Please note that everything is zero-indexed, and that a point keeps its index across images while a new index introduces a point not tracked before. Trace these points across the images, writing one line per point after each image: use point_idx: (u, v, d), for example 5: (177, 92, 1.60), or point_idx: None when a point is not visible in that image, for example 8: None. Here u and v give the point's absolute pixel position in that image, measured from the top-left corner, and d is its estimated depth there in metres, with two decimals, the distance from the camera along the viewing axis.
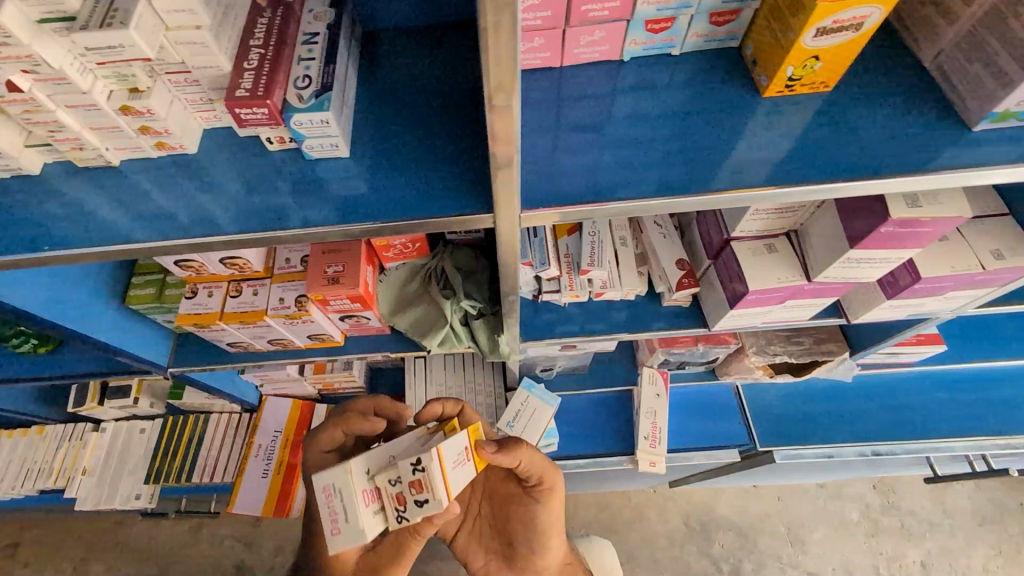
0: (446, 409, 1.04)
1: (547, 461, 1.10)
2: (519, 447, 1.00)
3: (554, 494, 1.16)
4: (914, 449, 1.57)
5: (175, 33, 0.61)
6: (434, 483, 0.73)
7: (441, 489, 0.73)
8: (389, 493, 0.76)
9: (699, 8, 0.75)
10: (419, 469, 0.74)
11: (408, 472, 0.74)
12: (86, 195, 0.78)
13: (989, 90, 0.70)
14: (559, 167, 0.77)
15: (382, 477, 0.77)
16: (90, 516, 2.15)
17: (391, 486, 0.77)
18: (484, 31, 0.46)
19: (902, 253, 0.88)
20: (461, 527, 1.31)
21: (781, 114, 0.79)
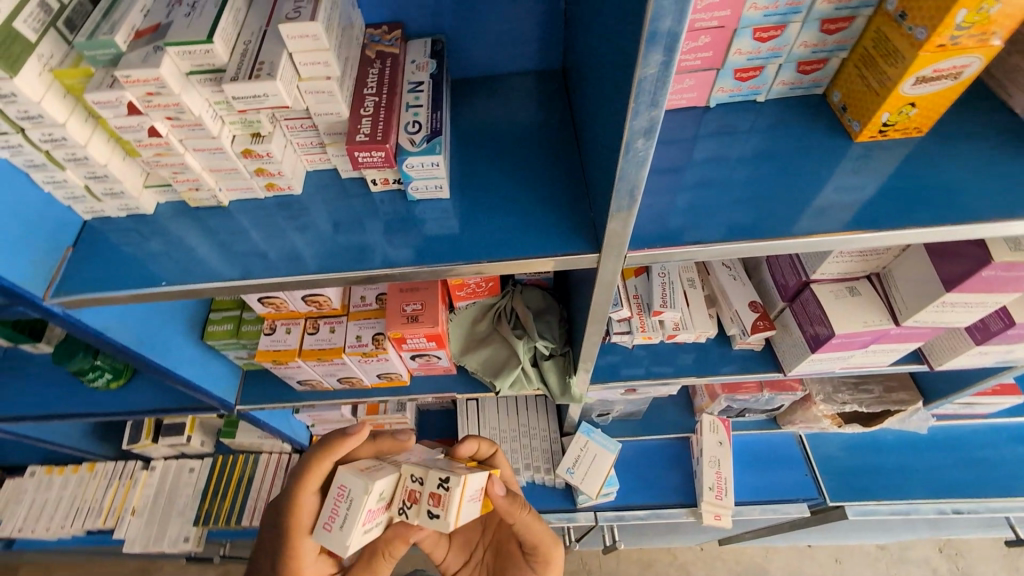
0: (481, 450, 1.01)
1: (546, 530, 1.02)
2: (524, 511, 0.97)
3: (550, 565, 1.04)
4: (996, 508, 1.47)
5: (307, 84, 0.65)
6: (452, 503, 0.75)
7: (452, 513, 0.75)
8: (405, 486, 0.80)
9: (789, 57, 0.76)
10: (443, 484, 0.76)
11: (431, 485, 0.77)
12: (193, 233, 0.82)
13: None
14: (651, 208, 0.77)
15: (407, 473, 0.81)
16: (122, 560, 2.10)
17: (409, 481, 0.81)
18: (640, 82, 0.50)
19: (999, 297, 0.83)
20: (461, 567, 1.16)
21: (874, 159, 0.77)
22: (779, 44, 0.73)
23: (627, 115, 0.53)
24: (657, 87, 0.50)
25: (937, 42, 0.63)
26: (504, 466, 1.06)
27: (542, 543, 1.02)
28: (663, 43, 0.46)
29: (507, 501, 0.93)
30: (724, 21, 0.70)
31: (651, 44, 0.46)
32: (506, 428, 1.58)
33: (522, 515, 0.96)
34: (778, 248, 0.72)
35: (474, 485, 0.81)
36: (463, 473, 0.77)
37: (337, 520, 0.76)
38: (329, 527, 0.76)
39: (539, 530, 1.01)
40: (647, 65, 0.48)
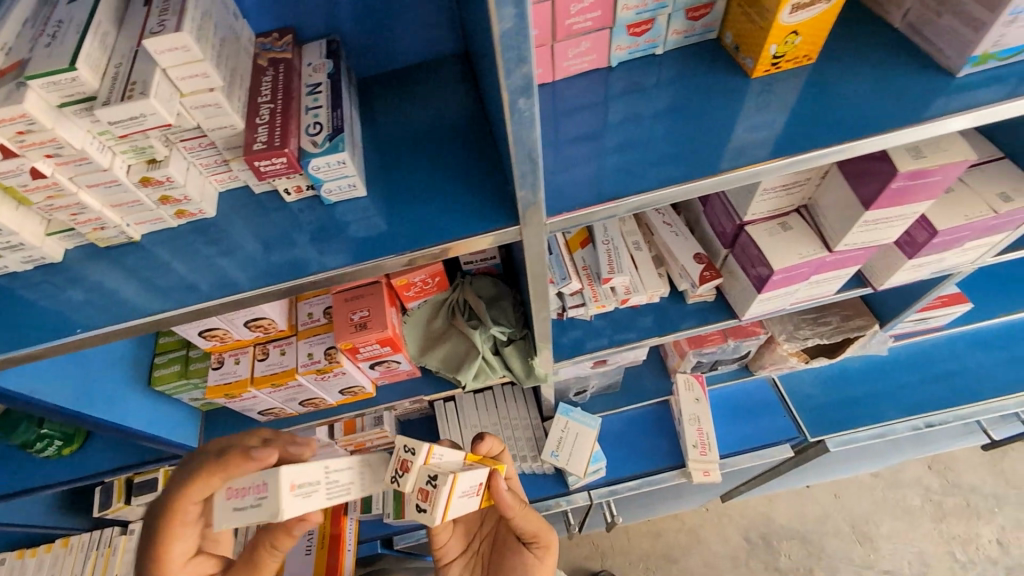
0: (492, 449, 1.02)
1: (543, 518, 1.03)
2: (526, 511, 0.99)
3: (547, 554, 1.06)
4: (964, 415, 1.54)
5: (191, 98, 0.63)
6: (437, 500, 0.75)
7: (442, 512, 0.75)
8: (397, 455, 0.79)
9: (675, 6, 0.76)
10: (432, 481, 0.76)
11: (420, 481, 0.77)
12: (110, 274, 0.79)
13: (964, 36, 0.67)
14: (568, 175, 0.77)
15: (400, 445, 0.79)
16: None
17: (402, 451, 0.79)
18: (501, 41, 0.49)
19: (916, 207, 0.84)
20: (457, 556, 1.15)
21: (774, 92, 0.78)
22: None
23: (501, 76, 0.52)
24: (520, 41, 0.49)
25: None
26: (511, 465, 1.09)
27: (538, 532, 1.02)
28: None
29: (512, 496, 0.93)
30: None
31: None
32: (488, 423, 1.56)
33: (523, 510, 0.97)
34: (695, 190, 0.74)
35: (469, 483, 0.80)
36: (452, 472, 0.76)
37: (239, 507, 0.67)
38: (233, 499, 0.68)
39: (534, 522, 1.01)
40: (503, 19, 0.48)
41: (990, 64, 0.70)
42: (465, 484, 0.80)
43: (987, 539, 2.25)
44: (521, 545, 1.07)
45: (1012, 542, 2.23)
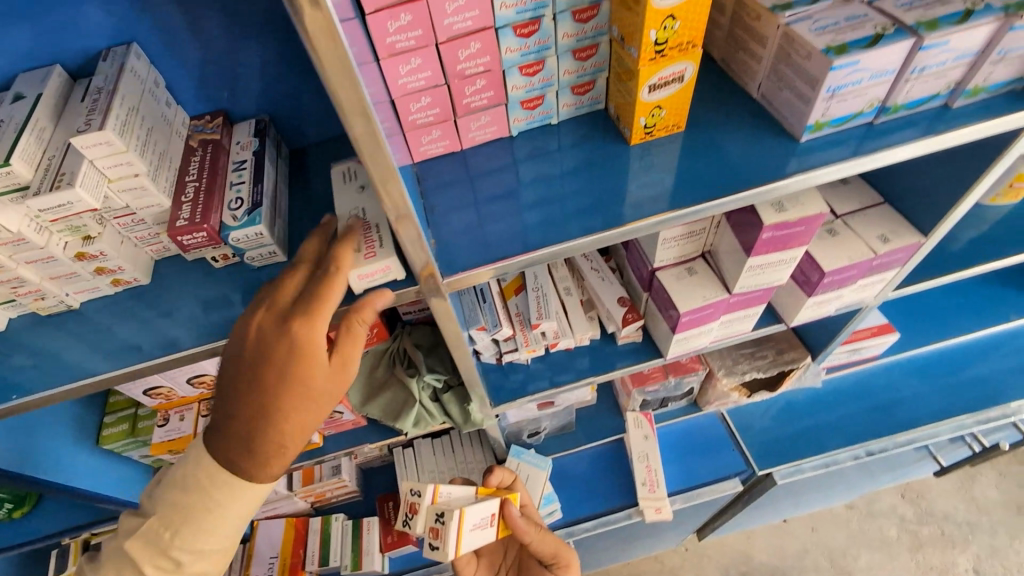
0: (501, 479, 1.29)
1: (560, 539, 1.24)
2: (541, 532, 1.21)
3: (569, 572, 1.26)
4: (902, 441, 1.58)
5: (118, 183, 0.71)
6: (446, 535, 1.05)
7: (451, 544, 1.05)
8: (407, 498, 1.14)
9: (560, 84, 0.86)
10: (441, 521, 1.06)
11: (431, 520, 1.09)
12: (51, 341, 0.85)
13: (799, 109, 0.77)
14: (472, 235, 0.85)
15: (408, 489, 1.14)
16: None
17: (410, 495, 1.14)
18: (356, 141, 0.56)
19: (795, 251, 0.92)
20: None
21: (654, 154, 0.87)
22: (545, 75, 0.83)
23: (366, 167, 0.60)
24: (375, 143, 0.56)
25: (648, 56, 0.72)
26: (523, 493, 1.32)
27: (559, 551, 1.24)
28: (354, 108, 0.53)
29: (526, 522, 1.19)
30: (488, 66, 0.80)
31: (348, 111, 0.53)
32: (444, 468, 1.58)
33: (535, 532, 1.20)
34: (575, 248, 0.82)
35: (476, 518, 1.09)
36: (454, 511, 1.05)
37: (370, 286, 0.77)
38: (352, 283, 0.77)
39: (552, 542, 1.23)
40: (353, 128, 0.55)
41: (826, 131, 0.80)
42: (472, 517, 1.09)
43: (964, 568, 2.24)
44: (545, 568, 1.27)
45: (988, 570, 2.23)
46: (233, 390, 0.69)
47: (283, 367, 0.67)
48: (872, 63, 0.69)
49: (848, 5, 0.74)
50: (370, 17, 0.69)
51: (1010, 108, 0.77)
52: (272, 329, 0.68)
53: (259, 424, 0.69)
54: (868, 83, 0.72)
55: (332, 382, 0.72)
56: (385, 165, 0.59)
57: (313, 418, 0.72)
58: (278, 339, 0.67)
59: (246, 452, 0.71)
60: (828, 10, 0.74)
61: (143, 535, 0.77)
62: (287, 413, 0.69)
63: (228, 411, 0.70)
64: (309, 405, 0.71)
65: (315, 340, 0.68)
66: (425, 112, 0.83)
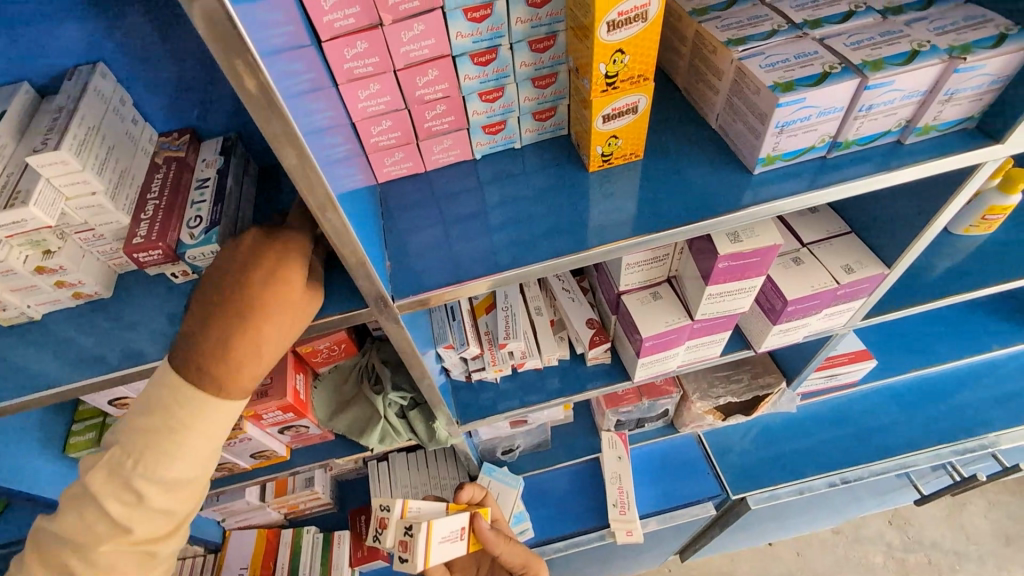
0: (473, 494, 1.29)
1: (529, 551, 1.23)
2: (510, 544, 1.21)
3: None
4: (878, 470, 1.56)
5: (74, 201, 0.72)
6: (415, 547, 1.05)
7: (420, 555, 1.05)
8: (377, 514, 1.12)
9: (521, 110, 0.86)
10: (410, 534, 1.06)
11: (400, 533, 1.08)
12: (12, 351, 0.86)
13: (752, 142, 0.77)
14: (428, 257, 0.86)
15: (377, 504, 1.13)
16: None
17: (380, 510, 1.12)
18: (292, 170, 0.57)
19: (753, 281, 0.92)
20: None
21: (613, 181, 0.87)
22: (506, 101, 0.84)
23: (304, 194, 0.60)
24: (310, 172, 0.58)
25: (599, 89, 0.72)
26: (494, 507, 1.32)
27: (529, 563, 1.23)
28: (287, 139, 0.54)
29: (495, 535, 1.18)
30: (447, 92, 0.80)
31: (280, 143, 0.54)
32: (418, 483, 1.57)
33: (505, 545, 1.19)
34: (527, 274, 0.82)
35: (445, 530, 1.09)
36: (422, 523, 1.06)
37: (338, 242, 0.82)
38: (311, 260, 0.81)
39: (523, 553, 1.23)
40: (287, 158, 0.56)
41: (779, 164, 0.80)
42: (440, 530, 1.09)
43: None
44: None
45: None
46: (209, 296, 0.66)
47: (267, 272, 0.67)
48: (818, 101, 0.70)
49: (800, 42, 0.75)
50: (325, 44, 0.70)
51: (961, 146, 0.78)
52: (259, 242, 0.69)
53: (236, 327, 0.65)
54: (817, 119, 0.73)
55: (309, 301, 0.72)
56: (323, 192, 0.60)
57: (289, 331, 0.70)
58: (267, 248, 0.69)
59: (217, 360, 0.66)
60: (780, 46, 0.74)
61: (106, 466, 0.70)
62: (265, 317, 0.67)
63: (200, 322, 0.66)
64: (286, 315, 0.69)
65: (298, 255, 0.70)
66: (386, 135, 0.84)
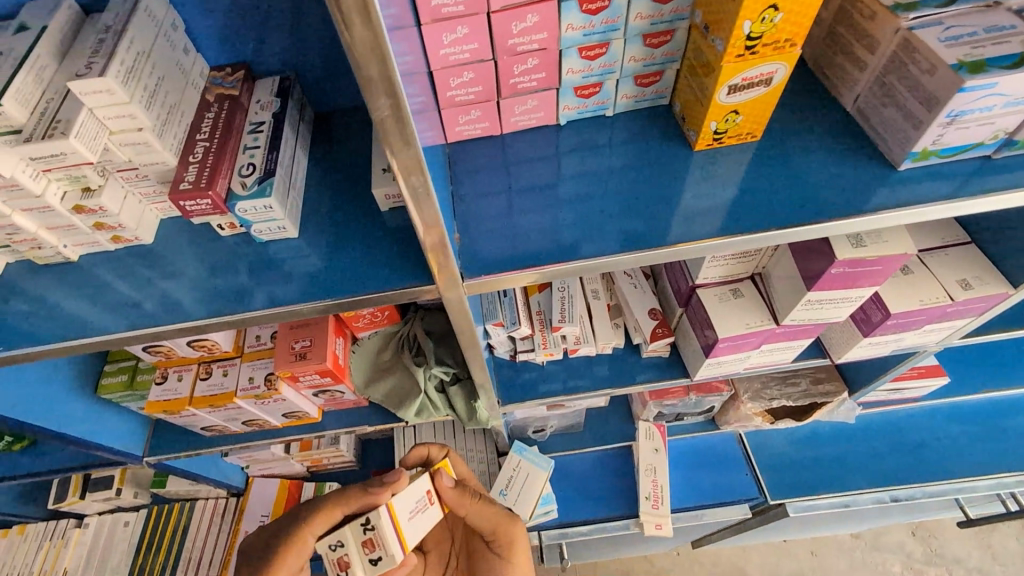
0: (431, 452, 1.09)
1: (502, 512, 1.06)
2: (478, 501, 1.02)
3: (512, 551, 1.08)
4: (934, 492, 1.46)
5: (119, 136, 0.64)
6: (384, 538, 0.80)
7: (394, 544, 0.81)
8: (332, 558, 0.83)
9: (622, 72, 0.74)
10: (369, 528, 0.81)
11: (359, 535, 0.82)
12: (47, 292, 0.80)
13: (906, 132, 0.64)
14: (501, 231, 0.76)
15: (325, 547, 0.84)
16: None
17: (333, 551, 0.83)
18: (382, 124, 0.48)
19: (862, 291, 0.80)
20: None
21: (718, 165, 0.75)
22: (608, 60, 0.72)
23: (388, 154, 0.51)
24: (401, 127, 0.48)
25: (735, 52, 0.60)
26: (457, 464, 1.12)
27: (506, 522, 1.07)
28: (381, 85, 0.44)
29: (464, 493, 0.99)
30: (544, 44, 0.69)
31: (373, 88, 0.44)
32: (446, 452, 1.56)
33: (472, 502, 1.00)
34: (618, 263, 0.71)
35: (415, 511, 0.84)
36: (380, 506, 0.82)
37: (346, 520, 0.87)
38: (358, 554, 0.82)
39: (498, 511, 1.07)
40: (378, 109, 0.46)
41: (932, 160, 0.68)
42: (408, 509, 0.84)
43: None
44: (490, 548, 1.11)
45: None
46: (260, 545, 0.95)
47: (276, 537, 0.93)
48: (1010, 88, 0.57)
49: (987, 13, 0.61)
50: None
51: None
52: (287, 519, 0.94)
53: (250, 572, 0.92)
54: (998, 111, 0.60)
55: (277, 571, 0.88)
56: (411, 151, 0.51)
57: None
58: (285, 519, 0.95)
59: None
60: (962, 16, 0.61)
61: None
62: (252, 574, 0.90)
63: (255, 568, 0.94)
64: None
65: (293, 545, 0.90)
66: (466, 89, 0.73)
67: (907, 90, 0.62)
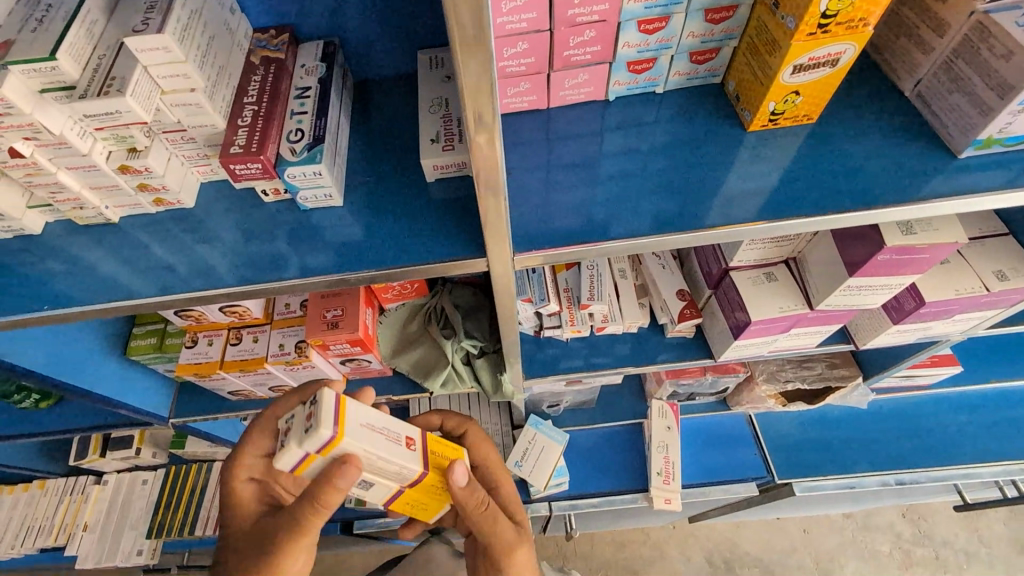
0: (450, 425, 0.97)
1: (508, 535, 0.81)
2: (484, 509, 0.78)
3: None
4: (938, 477, 1.50)
5: (171, 96, 0.63)
6: (322, 401, 0.62)
7: (326, 415, 0.61)
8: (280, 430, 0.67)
9: (679, 48, 0.73)
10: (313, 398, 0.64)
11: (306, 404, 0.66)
12: (87, 252, 0.79)
13: (971, 118, 0.64)
14: (549, 206, 0.75)
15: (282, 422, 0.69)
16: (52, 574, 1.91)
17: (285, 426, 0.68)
18: (465, 88, 0.47)
19: (902, 279, 0.82)
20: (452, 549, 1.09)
21: (770, 147, 0.75)
22: (666, 35, 0.70)
23: (466, 120, 0.51)
24: (482, 93, 0.48)
25: (807, 30, 0.59)
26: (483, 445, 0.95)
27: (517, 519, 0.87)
28: (471, 48, 0.44)
29: (473, 496, 0.76)
30: (605, 15, 0.67)
31: (465, 52, 0.44)
32: None
33: (480, 510, 0.77)
34: (654, 246, 0.71)
35: (384, 442, 0.66)
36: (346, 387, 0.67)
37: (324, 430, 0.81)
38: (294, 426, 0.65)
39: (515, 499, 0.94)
40: (466, 73, 0.46)
41: (994, 149, 0.67)
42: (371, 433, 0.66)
43: None
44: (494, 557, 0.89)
45: None
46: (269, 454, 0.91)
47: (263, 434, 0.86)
48: None
49: None
50: None
51: None
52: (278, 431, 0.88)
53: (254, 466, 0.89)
54: None
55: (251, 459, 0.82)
56: (487, 117, 0.50)
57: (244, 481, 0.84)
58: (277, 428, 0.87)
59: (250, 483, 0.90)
60: None
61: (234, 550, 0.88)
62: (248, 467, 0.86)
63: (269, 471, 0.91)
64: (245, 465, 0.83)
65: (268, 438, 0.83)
66: (519, 60, 0.72)
67: (979, 75, 0.63)
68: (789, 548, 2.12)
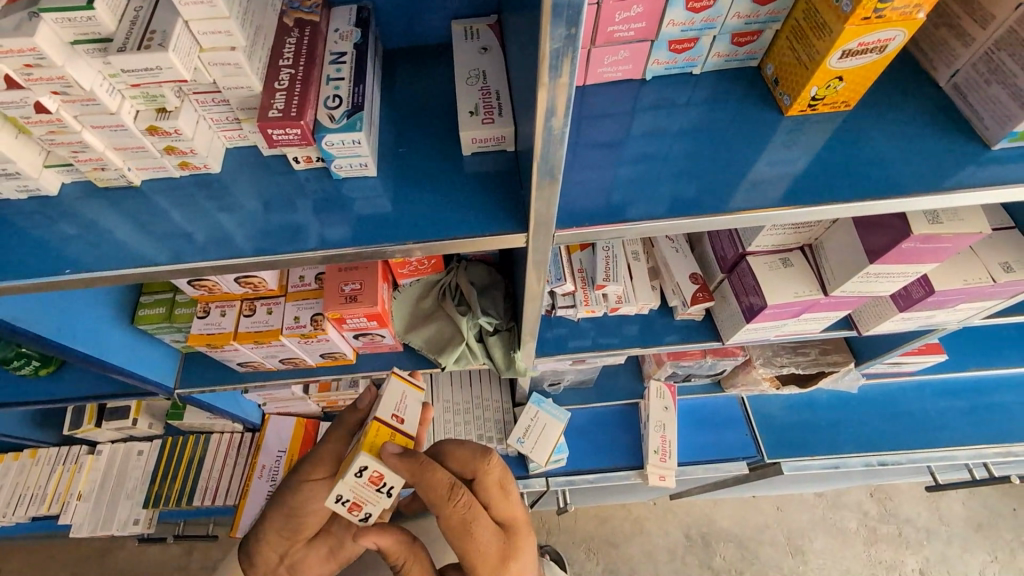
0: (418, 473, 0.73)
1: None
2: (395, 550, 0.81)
3: None
4: (916, 458, 1.59)
5: (209, 54, 0.61)
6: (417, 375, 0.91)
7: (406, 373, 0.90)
8: None
9: (722, 28, 0.73)
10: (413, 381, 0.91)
11: None
12: (107, 215, 0.76)
13: (1009, 109, 0.67)
14: (585, 184, 0.75)
15: None
16: (36, 543, 1.88)
17: None
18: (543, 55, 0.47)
19: (920, 267, 0.85)
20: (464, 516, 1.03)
21: (804, 133, 0.76)
22: (712, 15, 0.70)
23: (538, 90, 0.51)
24: (557, 60, 0.47)
25: (862, 15, 0.60)
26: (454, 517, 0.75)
27: None
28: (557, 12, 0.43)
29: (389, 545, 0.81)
30: None
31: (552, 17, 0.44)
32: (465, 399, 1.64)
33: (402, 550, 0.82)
34: (675, 228, 0.72)
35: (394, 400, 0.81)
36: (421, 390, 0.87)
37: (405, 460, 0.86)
38: None
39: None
40: (550, 38, 0.45)
41: None
42: (403, 398, 0.83)
43: (911, 568, 2.14)
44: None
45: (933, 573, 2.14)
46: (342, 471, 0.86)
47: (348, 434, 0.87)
48: None
49: None
50: None
51: None
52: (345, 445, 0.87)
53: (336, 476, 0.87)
54: None
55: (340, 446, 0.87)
56: (559, 85, 0.50)
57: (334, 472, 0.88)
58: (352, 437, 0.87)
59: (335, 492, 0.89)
60: None
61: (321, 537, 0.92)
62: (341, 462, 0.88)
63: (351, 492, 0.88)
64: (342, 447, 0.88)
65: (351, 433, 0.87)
66: None
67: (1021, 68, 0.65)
68: (763, 524, 2.22)
